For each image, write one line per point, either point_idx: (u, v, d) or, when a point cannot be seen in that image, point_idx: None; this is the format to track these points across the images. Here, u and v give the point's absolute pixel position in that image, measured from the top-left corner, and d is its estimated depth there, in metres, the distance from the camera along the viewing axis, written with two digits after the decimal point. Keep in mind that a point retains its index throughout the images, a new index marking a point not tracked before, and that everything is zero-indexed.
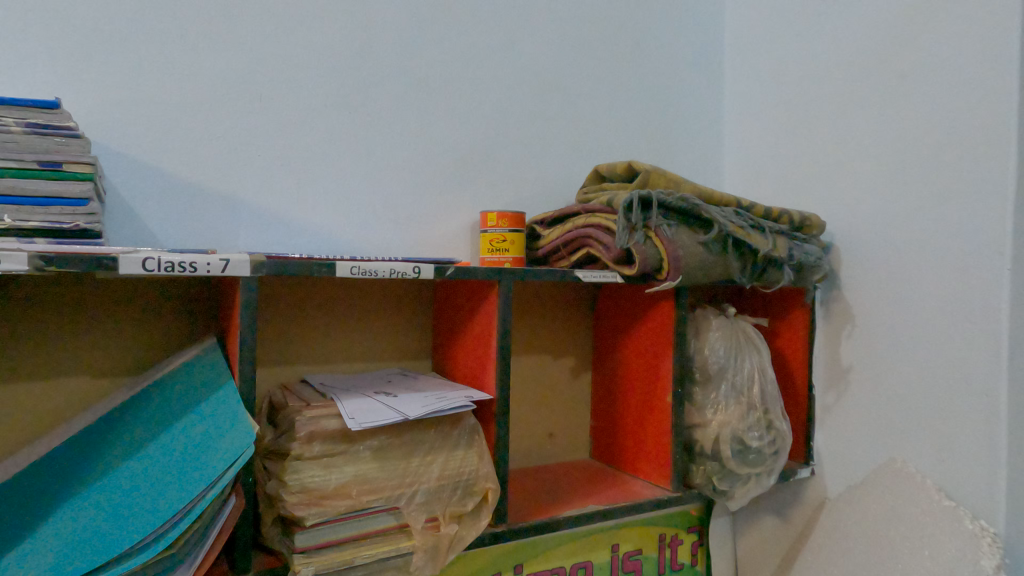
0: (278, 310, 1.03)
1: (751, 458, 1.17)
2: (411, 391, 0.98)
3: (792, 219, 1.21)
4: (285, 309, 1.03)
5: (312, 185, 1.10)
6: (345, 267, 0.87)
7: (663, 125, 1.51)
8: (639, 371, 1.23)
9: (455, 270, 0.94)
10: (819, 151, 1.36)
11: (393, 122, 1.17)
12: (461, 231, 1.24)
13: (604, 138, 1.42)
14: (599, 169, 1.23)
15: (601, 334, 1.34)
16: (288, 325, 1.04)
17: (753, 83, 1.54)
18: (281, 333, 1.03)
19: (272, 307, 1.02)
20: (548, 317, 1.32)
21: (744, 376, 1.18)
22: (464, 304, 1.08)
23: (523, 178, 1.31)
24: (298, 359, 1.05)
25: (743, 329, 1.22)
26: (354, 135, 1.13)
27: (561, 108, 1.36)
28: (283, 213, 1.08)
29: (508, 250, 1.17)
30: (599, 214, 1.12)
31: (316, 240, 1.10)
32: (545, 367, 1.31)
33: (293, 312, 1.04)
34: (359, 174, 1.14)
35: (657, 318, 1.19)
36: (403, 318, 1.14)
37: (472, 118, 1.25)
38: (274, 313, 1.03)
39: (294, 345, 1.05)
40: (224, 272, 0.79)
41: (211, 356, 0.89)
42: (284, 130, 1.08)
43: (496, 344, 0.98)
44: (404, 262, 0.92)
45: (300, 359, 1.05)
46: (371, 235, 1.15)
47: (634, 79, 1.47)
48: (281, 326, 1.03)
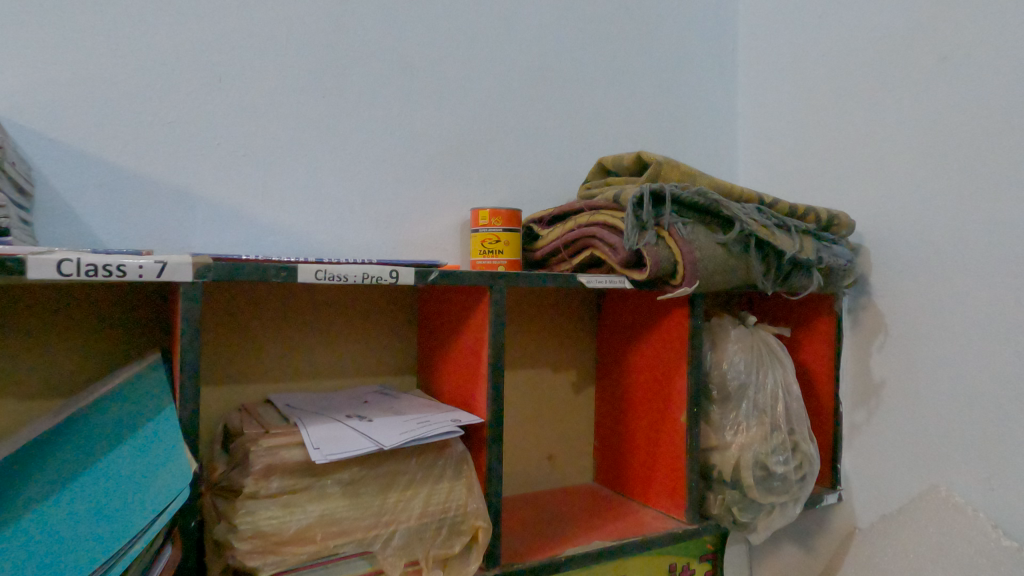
0: (238, 321, 0.91)
1: (775, 486, 1.04)
2: (391, 414, 0.85)
3: (819, 217, 1.08)
4: (246, 319, 0.91)
5: (280, 179, 0.98)
6: (309, 272, 0.74)
7: (672, 118, 1.39)
8: (649, 387, 1.10)
9: (440, 274, 0.82)
10: (844, 144, 1.24)
11: (373, 110, 1.05)
12: (450, 231, 1.11)
13: (608, 129, 1.30)
14: (603, 162, 1.10)
15: (605, 345, 1.21)
16: (251, 337, 0.91)
17: (769, 72, 1.42)
18: (241, 347, 0.91)
19: (231, 318, 0.90)
20: (545, 327, 1.19)
21: (766, 394, 1.05)
22: (452, 313, 0.95)
23: (520, 173, 1.19)
24: (263, 377, 0.93)
25: (764, 340, 1.09)
26: (329, 123, 1.01)
27: (561, 97, 1.24)
28: (246, 210, 0.95)
29: (503, 251, 1.05)
30: (604, 211, 0.99)
31: (285, 241, 0.98)
32: (543, 382, 1.19)
33: (256, 323, 0.92)
34: (336, 167, 1.02)
35: (669, 327, 1.06)
36: (384, 329, 1.02)
37: (462, 106, 1.13)
38: (234, 324, 0.90)
39: (257, 360, 0.92)
40: (160, 276, 0.66)
41: (157, 377, 0.76)
42: (247, 117, 0.95)
43: (488, 359, 0.86)
44: (380, 266, 0.79)
45: (263, 377, 0.93)
46: (348, 236, 1.03)
47: (640, 67, 1.34)
48: (242, 338, 0.91)
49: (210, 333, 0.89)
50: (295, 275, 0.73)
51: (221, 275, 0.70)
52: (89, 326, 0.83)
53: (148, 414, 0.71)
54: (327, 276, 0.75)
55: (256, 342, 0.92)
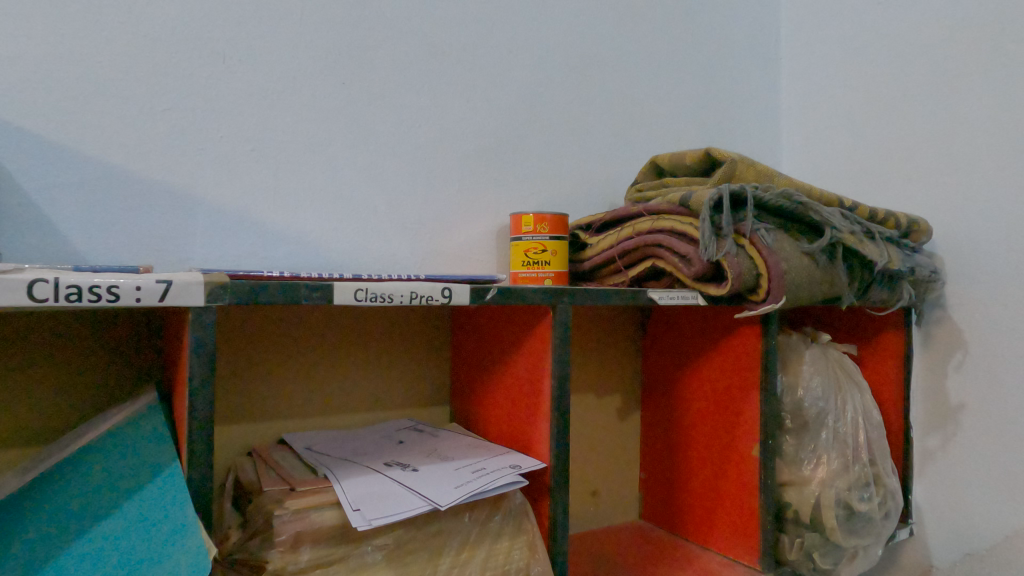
0: (246, 348, 0.76)
1: (858, 526, 0.92)
2: (437, 459, 0.71)
3: (900, 223, 0.96)
4: (256, 346, 0.76)
5: (292, 180, 0.83)
6: (349, 292, 0.60)
7: (716, 114, 1.25)
8: (708, 415, 0.97)
9: (498, 292, 0.68)
10: (911, 142, 1.12)
11: (396, 100, 0.90)
12: (484, 240, 0.97)
13: (652, 124, 1.16)
14: (658, 160, 0.98)
15: (653, 367, 1.09)
16: (261, 368, 0.77)
17: (817, 65, 1.30)
18: (250, 378, 0.76)
19: (238, 344, 0.75)
20: (587, 347, 1.06)
21: (846, 421, 0.93)
22: (499, 336, 0.81)
23: (559, 173, 1.05)
24: (276, 413, 0.78)
25: (838, 361, 0.97)
26: (347, 113, 0.86)
27: (601, 88, 1.10)
28: (253, 216, 0.80)
29: (549, 262, 0.91)
30: (670, 216, 0.86)
31: (300, 252, 0.83)
32: (584, 410, 1.06)
33: (267, 350, 0.77)
34: (354, 166, 0.87)
35: (731, 346, 0.93)
36: (415, 353, 0.88)
37: (496, 97, 0.98)
38: (242, 353, 0.75)
39: (267, 395, 0.77)
40: (163, 299, 0.51)
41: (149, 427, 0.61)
42: (253, 105, 0.80)
43: (550, 392, 0.72)
44: (430, 283, 0.65)
45: (276, 413, 0.78)
46: (371, 246, 0.88)
47: (683, 56, 1.21)
48: (251, 369, 0.76)
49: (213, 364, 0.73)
50: (332, 295, 0.59)
51: (243, 297, 0.55)
52: (63, 360, 0.68)
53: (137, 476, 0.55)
54: (369, 297, 0.61)
55: (267, 373, 0.77)
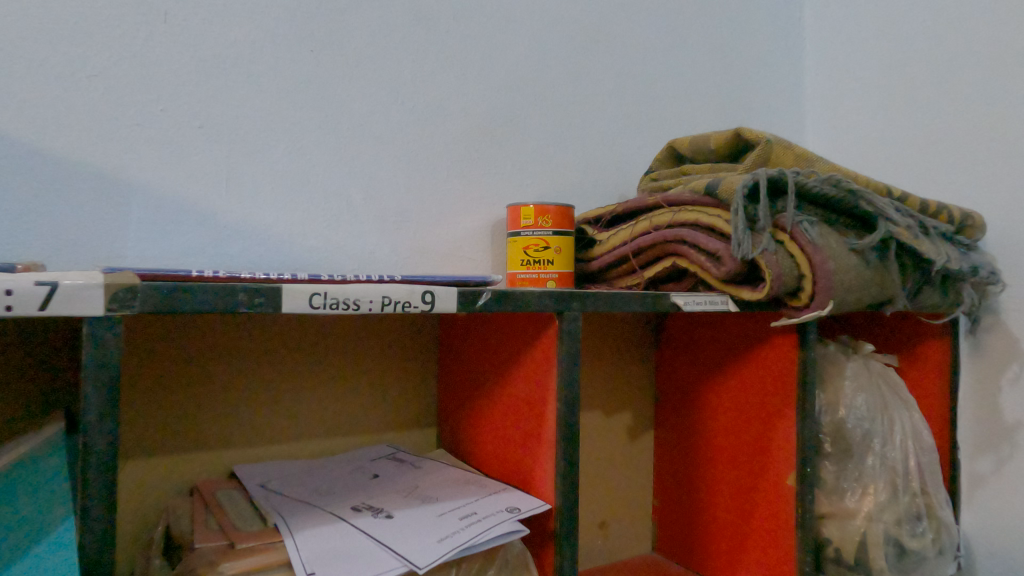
0: (184, 363, 0.63)
1: (909, 566, 0.80)
2: (418, 501, 0.58)
3: (953, 216, 0.84)
4: (198, 360, 0.64)
5: (249, 162, 0.69)
6: (304, 297, 0.47)
7: (736, 96, 1.13)
8: (733, 437, 0.84)
9: (492, 298, 0.55)
10: (959, 126, 0.99)
11: (374, 70, 0.76)
12: (478, 236, 0.84)
13: (667, 106, 1.03)
14: (677, 145, 0.85)
15: (668, 381, 0.96)
16: (205, 388, 0.64)
17: (847, 45, 1.17)
18: (191, 400, 0.64)
19: (175, 359, 0.63)
20: (593, 358, 0.94)
21: (895, 445, 0.81)
22: (493, 349, 0.68)
23: (564, 160, 0.92)
24: (225, 442, 0.65)
25: (882, 375, 0.85)
26: (315, 86, 0.73)
27: (611, 64, 0.97)
28: (201, 205, 0.67)
29: (553, 261, 0.78)
30: (694, 208, 0.74)
31: (260, 248, 0.70)
32: (590, 429, 0.94)
33: (212, 368, 0.65)
34: (324, 147, 0.74)
35: (760, 359, 0.80)
36: (395, 369, 0.75)
37: (491, 70, 0.85)
38: (179, 368, 0.63)
39: (214, 419, 0.65)
40: (46, 308, 0.38)
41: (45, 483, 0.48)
42: (202, 74, 0.67)
43: (555, 417, 0.59)
44: (409, 285, 0.52)
45: (224, 440, 0.65)
46: (343, 241, 0.74)
47: (699, 31, 1.08)
48: (192, 388, 0.64)
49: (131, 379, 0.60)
50: (281, 300, 0.46)
51: (163, 303, 0.42)
52: None
53: (8, 548, 0.42)
54: (330, 303, 0.48)
55: (213, 393, 0.65)
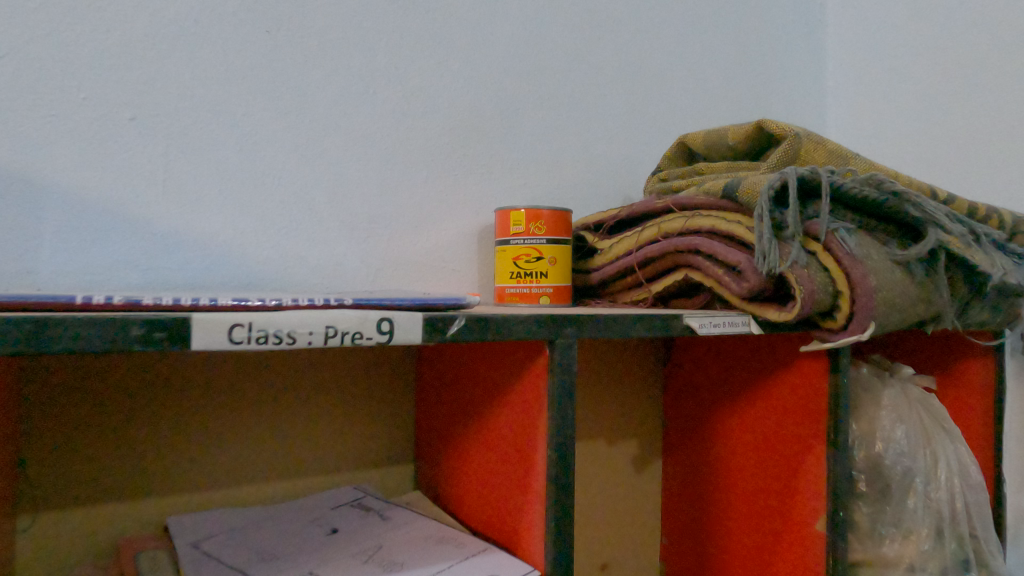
0: (104, 402, 0.54)
1: None
2: (378, 570, 0.47)
3: (1004, 220, 0.73)
4: (121, 399, 0.54)
5: (191, 160, 0.59)
6: (220, 329, 0.37)
7: (752, 89, 1.02)
8: (751, 473, 0.74)
9: (466, 326, 0.45)
10: (1004, 119, 0.88)
11: (341, 54, 0.66)
12: (462, 244, 0.74)
13: (676, 98, 0.93)
14: (688, 140, 0.75)
15: (676, 405, 0.86)
16: (131, 430, 0.55)
17: (873, 32, 1.06)
18: (114, 444, 0.54)
19: (97, 398, 0.53)
20: (593, 381, 0.84)
21: (939, 484, 0.71)
22: (474, 379, 0.59)
23: (561, 158, 0.81)
24: (152, 491, 0.56)
25: (922, 402, 0.74)
26: (270, 71, 0.63)
27: (614, 51, 0.86)
28: (132, 210, 0.57)
29: (546, 274, 0.68)
30: (709, 213, 0.64)
31: (204, 261, 0.60)
32: (590, 460, 0.84)
33: (142, 407, 0.55)
34: (281, 142, 0.63)
35: (781, 385, 0.70)
36: (359, 403, 0.66)
37: (478, 57, 0.75)
38: (98, 409, 0.53)
39: (148, 462, 0.55)
40: None
41: None
42: (133, 56, 0.57)
43: (544, 465, 0.49)
44: (360, 310, 0.42)
45: (159, 486, 0.56)
46: (304, 252, 0.64)
47: (713, 15, 0.97)
48: (114, 431, 0.54)
49: (46, 420, 0.51)
50: (188, 335, 0.36)
51: (22, 345, 0.31)
52: None
53: None
54: (256, 336, 0.37)
55: (141, 437, 0.55)
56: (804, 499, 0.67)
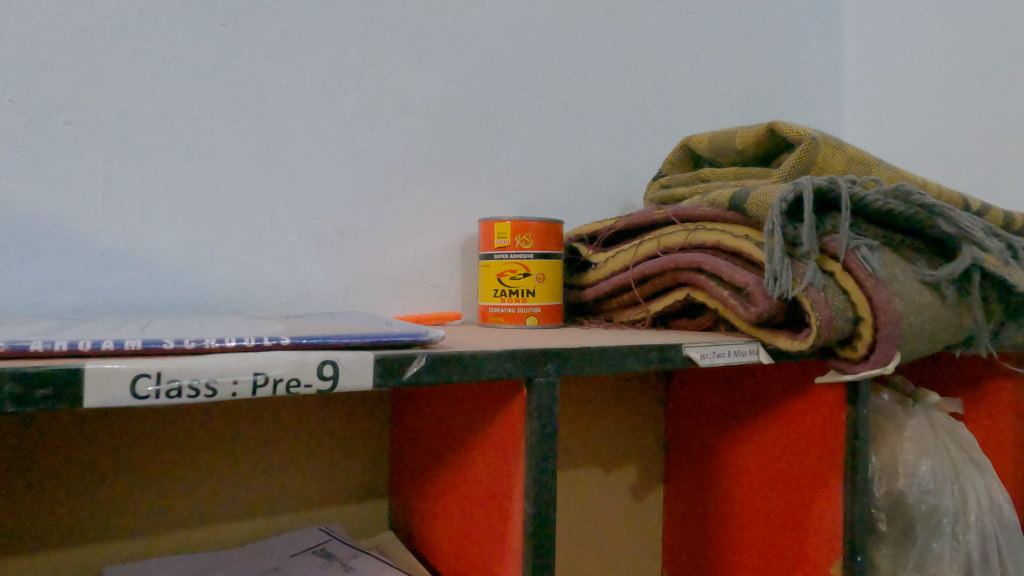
0: (38, 456, 0.50)
1: None
2: None
3: None
4: (56, 451, 0.51)
5: (136, 169, 0.53)
6: (120, 381, 0.31)
7: (764, 87, 0.95)
8: (756, 510, 0.68)
9: (428, 366, 0.39)
10: None
11: (308, 50, 0.60)
12: (443, 257, 0.68)
13: (681, 95, 0.86)
14: (692, 142, 0.68)
15: (678, 430, 0.80)
16: (68, 483, 0.51)
17: (896, 24, 0.99)
18: (49, 498, 0.50)
19: (27, 451, 0.49)
20: (585, 403, 0.78)
21: (968, 525, 0.64)
22: (449, 413, 0.52)
23: (553, 162, 0.75)
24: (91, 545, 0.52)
25: (949, 433, 0.67)
26: (227, 68, 0.57)
27: (613, 46, 0.80)
28: (67, 225, 0.51)
29: (534, 292, 0.62)
30: (714, 226, 0.57)
31: (151, 280, 0.54)
32: (583, 488, 0.78)
33: (80, 459, 0.51)
34: (240, 148, 0.57)
35: (793, 415, 0.64)
36: (322, 440, 0.61)
37: (462, 53, 0.69)
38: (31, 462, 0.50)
39: (94, 509, 0.52)
40: None
41: None
42: (68, 52, 0.51)
43: (521, 523, 0.43)
44: (299, 351, 0.36)
45: (106, 533, 0.53)
46: (265, 268, 0.58)
47: (722, 7, 0.90)
48: (49, 485, 0.50)
49: None
50: (80, 390, 0.30)
51: None
52: None
53: None
54: (165, 388, 0.31)
55: (79, 489, 0.52)
56: (816, 543, 0.61)
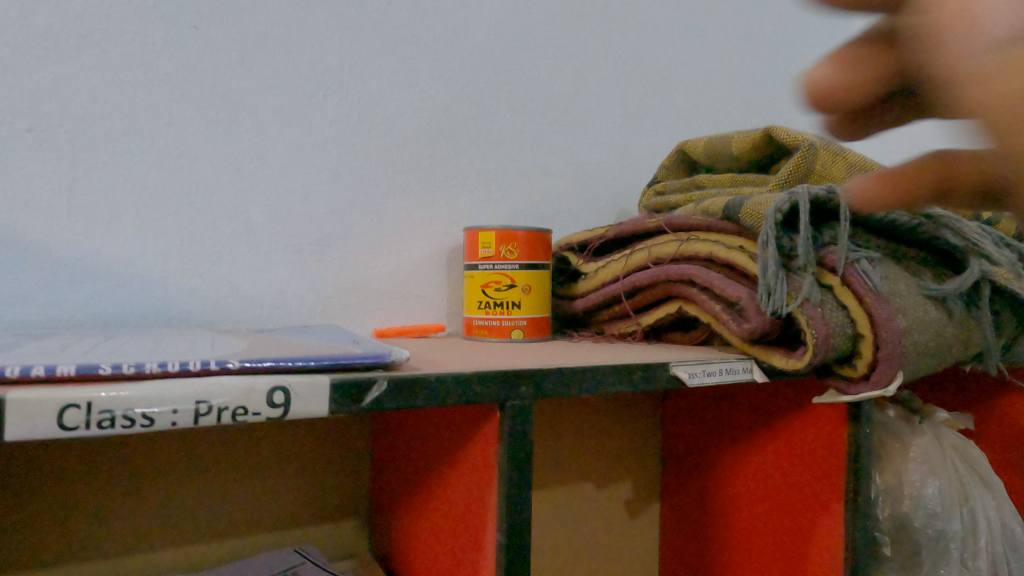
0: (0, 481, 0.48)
1: None
2: None
3: None
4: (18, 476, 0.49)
5: (102, 177, 0.51)
6: (46, 412, 0.29)
7: (767, 89, 0.92)
8: (753, 531, 0.65)
9: (389, 392, 0.36)
10: None
11: (285, 53, 0.58)
12: (427, 267, 0.65)
13: (678, 98, 0.83)
14: (687, 147, 0.65)
15: (674, 445, 0.77)
16: (32, 508, 0.49)
17: None
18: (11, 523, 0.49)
19: None
20: (576, 416, 0.75)
21: (978, 550, 0.60)
22: (426, 433, 0.50)
23: (544, 168, 0.72)
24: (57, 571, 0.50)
25: (959, 451, 0.64)
26: (199, 74, 0.54)
27: (607, 47, 0.77)
28: (28, 237, 0.49)
29: (520, 304, 0.59)
30: (707, 236, 0.54)
31: (118, 294, 0.52)
32: (575, 504, 0.75)
33: (43, 484, 0.49)
34: (213, 156, 0.55)
35: (792, 433, 0.61)
36: (300, 457, 0.59)
37: (447, 55, 0.66)
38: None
39: (70, 531, 0.51)
40: None
41: None
42: (29, 57, 0.49)
43: (492, 554, 0.40)
44: (248, 376, 0.33)
45: (82, 554, 0.51)
46: (239, 280, 0.56)
47: (723, 7, 0.87)
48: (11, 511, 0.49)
49: None
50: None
51: None
52: None
53: None
54: (95, 420, 0.29)
55: (43, 514, 0.50)
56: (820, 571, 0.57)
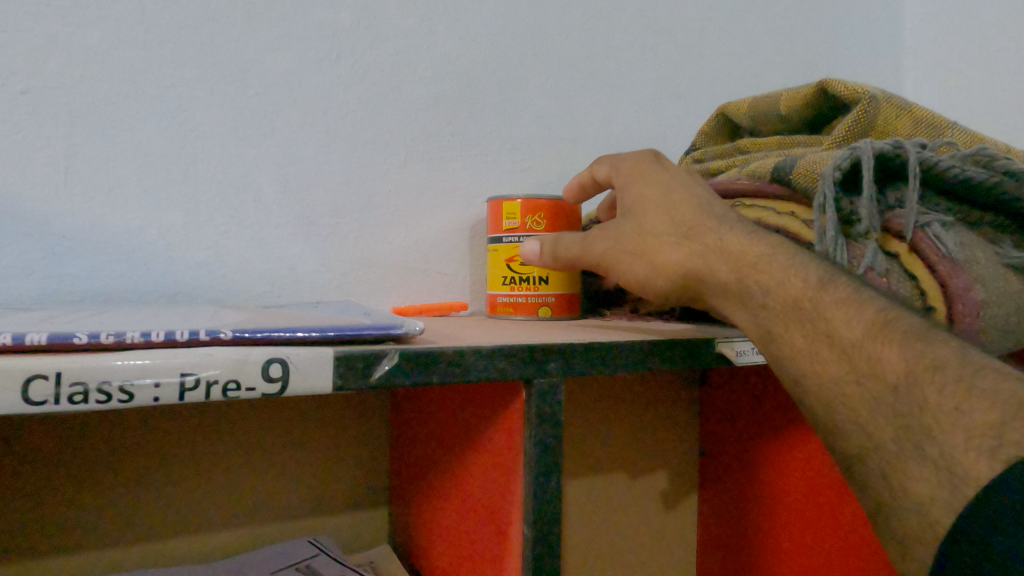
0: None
1: None
2: None
3: None
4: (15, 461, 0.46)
5: (101, 144, 0.48)
6: (9, 384, 0.25)
7: (811, 53, 0.85)
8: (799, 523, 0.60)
9: (403, 367, 0.32)
10: None
11: (296, 11, 0.54)
12: (449, 241, 0.61)
13: (716, 61, 0.77)
14: (729, 110, 0.60)
15: (712, 432, 0.73)
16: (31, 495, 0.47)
17: None
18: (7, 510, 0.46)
19: None
20: (608, 400, 0.70)
21: None
22: (448, 415, 0.46)
23: (574, 138, 0.68)
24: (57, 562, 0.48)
25: None
26: (204, 31, 0.51)
27: (640, 7, 0.72)
28: (24, 205, 0.46)
29: (548, 279, 0.55)
30: (755, 205, 0.50)
31: (120, 267, 0.49)
32: (609, 495, 0.71)
33: (41, 469, 0.47)
34: (220, 121, 0.52)
35: None
36: (313, 442, 0.56)
37: (467, 14, 0.62)
38: None
39: (79, 518, 0.48)
40: None
41: None
42: (22, 13, 0.45)
43: (520, 546, 0.36)
44: (241, 347, 0.30)
45: (89, 542, 0.49)
46: (248, 253, 0.53)
47: None
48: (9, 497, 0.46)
49: None
50: None
51: None
52: None
53: None
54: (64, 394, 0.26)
55: (43, 501, 0.47)
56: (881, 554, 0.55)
